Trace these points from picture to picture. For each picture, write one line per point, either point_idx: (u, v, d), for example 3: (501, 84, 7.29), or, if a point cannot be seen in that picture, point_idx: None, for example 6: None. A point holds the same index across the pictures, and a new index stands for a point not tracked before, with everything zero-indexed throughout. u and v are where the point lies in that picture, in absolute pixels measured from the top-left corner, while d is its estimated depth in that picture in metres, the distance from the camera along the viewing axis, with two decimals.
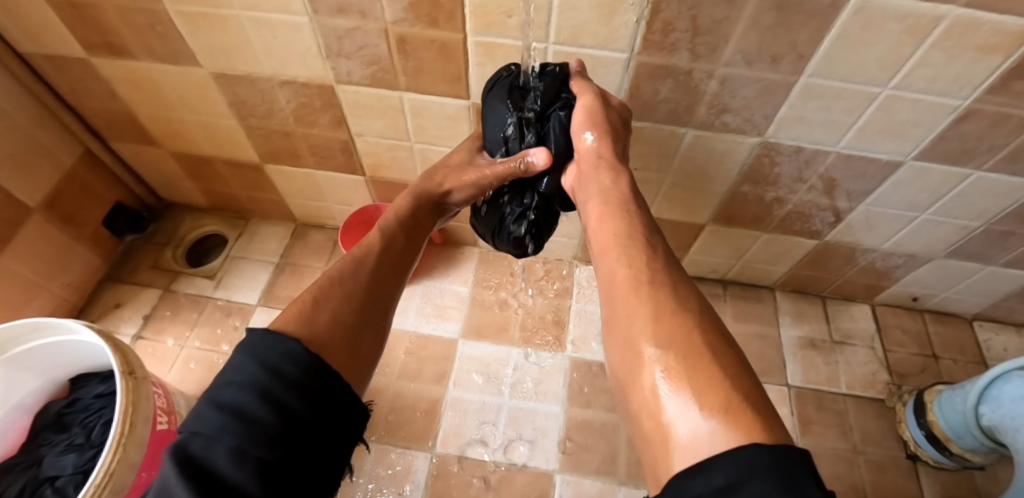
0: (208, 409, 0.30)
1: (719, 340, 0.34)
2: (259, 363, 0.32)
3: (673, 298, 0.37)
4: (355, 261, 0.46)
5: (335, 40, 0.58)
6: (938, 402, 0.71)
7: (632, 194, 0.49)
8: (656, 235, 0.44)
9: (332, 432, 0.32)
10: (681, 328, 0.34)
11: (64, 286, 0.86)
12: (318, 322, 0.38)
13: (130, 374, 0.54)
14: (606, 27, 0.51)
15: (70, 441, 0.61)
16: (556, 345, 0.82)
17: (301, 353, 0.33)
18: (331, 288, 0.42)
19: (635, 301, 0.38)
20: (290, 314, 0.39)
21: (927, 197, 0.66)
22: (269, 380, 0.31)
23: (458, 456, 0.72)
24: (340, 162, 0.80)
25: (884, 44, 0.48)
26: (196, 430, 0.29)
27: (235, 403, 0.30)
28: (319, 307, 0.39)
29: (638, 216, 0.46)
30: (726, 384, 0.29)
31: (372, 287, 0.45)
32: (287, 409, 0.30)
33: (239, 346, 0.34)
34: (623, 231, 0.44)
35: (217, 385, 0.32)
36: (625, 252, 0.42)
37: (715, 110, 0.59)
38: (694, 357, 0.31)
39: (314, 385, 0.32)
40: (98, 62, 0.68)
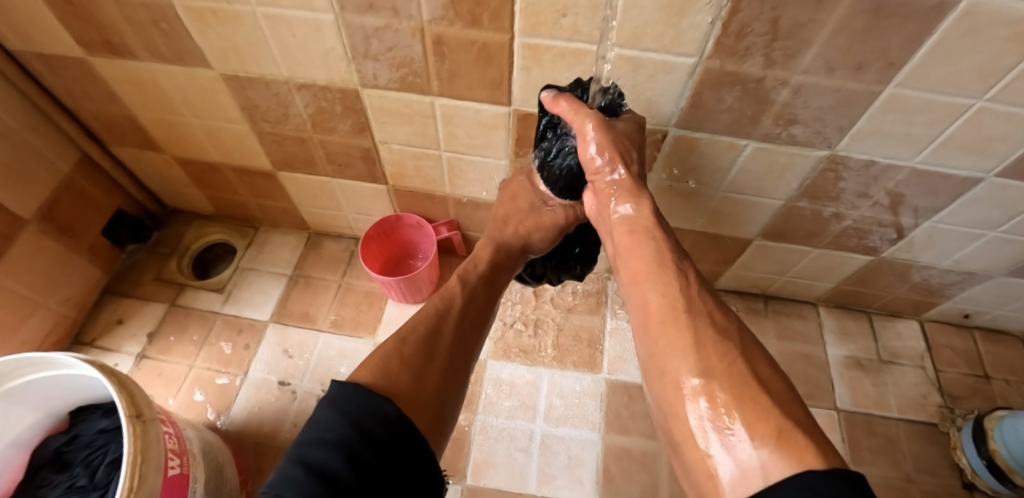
0: (294, 465, 0.31)
1: (768, 373, 0.32)
2: (351, 421, 0.33)
3: (714, 323, 0.36)
4: (440, 317, 0.48)
5: (362, 40, 0.52)
6: (1000, 429, 0.68)
7: (659, 219, 0.47)
8: (685, 258, 0.42)
9: None
10: (725, 357, 0.33)
11: (62, 302, 0.80)
12: (406, 378, 0.39)
13: (137, 417, 0.49)
14: (672, 29, 0.45)
15: (71, 483, 0.57)
16: (591, 366, 0.77)
17: (392, 416, 0.34)
18: (417, 341, 0.44)
19: (674, 329, 0.36)
20: (374, 364, 0.41)
21: (1001, 215, 0.60)
22: (358, 440, 0.32)
23: (490, 488, 0.68)
24: (360, 171, 0.74)
25: (986, 52, 0.41)
26: (279, 487, 0.30)
27: (323, 463, 0.31)
28: (405, 363, 0.41)
29: (668, 241, 0.44)
30: (783, 415, 0.28)
31: (455, 346, 0.46)
32: (371, 473, 0.31)
33: (326, 398, 0.36)
34: (649, 256, 0.42)
35: (304, 439, 0.33)
36: (656, 281, 0.40)
37: (782, 121, 0.54)
38: (745, 387, 0.30)
39: (396, 450, 0.33)
40: (96, 62, 0.62)
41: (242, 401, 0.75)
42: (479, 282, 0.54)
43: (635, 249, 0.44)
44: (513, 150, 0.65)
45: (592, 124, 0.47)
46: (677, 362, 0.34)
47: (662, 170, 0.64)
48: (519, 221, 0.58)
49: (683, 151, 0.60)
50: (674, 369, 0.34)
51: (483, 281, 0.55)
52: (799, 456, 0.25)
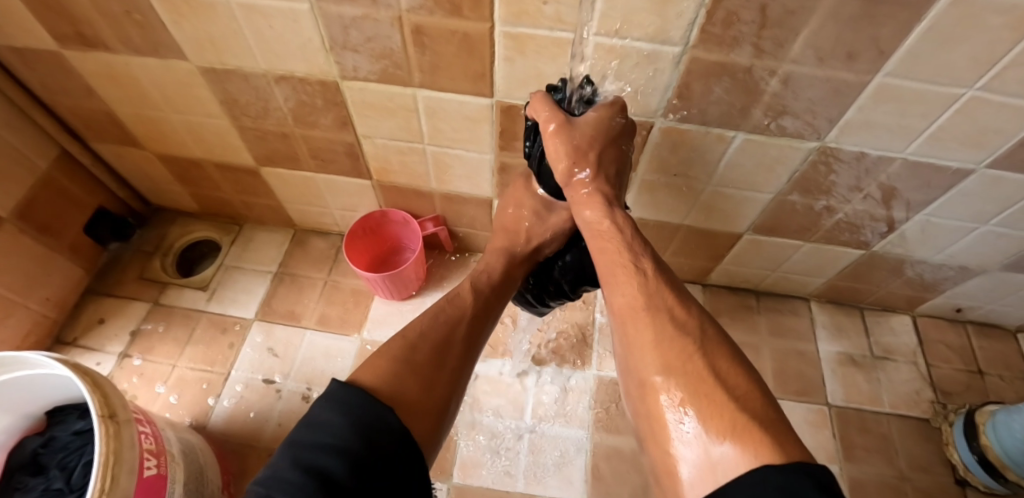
0: (293, 465, 0.30)
1: (727, 362, 0.33)
2: (356, 426, 0.32)
3: (675, 320, 0.36)
4: (451, 321, 0.46)
5: (341, 31, 0.50)
6: (994, 425, 0.67)
7: (626, 219, 0.47)
8: (648, 258, 0.43)
9: None
10: (681, 352, 0.33)
11: (43, 301, 0.78)
12: (412, 382, 0.38)
13: (110, 418, 0.47)
14: (657, 18, 0.43)
15: (47, 486, 0.55)
16: (580, 363, 0.76)
17: (399, 428, 0.33)
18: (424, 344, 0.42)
19: (638, 329, 0.37)
20: (378, 364, 0.39)
21: (994, 208, 0.59)
22: (361, 448, 0.31)
23: (478, 488, 0.67)
24: (344, 166, 0.72)
25: (978, 40, 0.40)
26: (276, 488, 0.29)
27: (325, 468, 0.29)
28: (413, 366, 0.39)
29: (635, 242, 0.45)
30: (734, 406, 0.29)
31: (463, 353, 0.45)
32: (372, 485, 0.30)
33: (329, 397, 0.34)
34: (614, 258, 0.43)
35: (304, 437, 0.32)
36: (620, 282, 0.41)
37: (772, 113, 0.52)
38: (701, 382, 0.31)
39: (399, 463, 0.32)
40: (70, 55, 0.60)
41: (226, 401, 0.74)
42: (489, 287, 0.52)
43: (602, 251, 0.45)
44: (498, 144, 0.63)
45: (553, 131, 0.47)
46: (640, 362, 0.35)
47: (651, 162, 0.63)
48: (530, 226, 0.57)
49: (672, 143, 0.59)
50: (639, 369, 0.35)
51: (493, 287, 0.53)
52: (748, 448, 0.26)
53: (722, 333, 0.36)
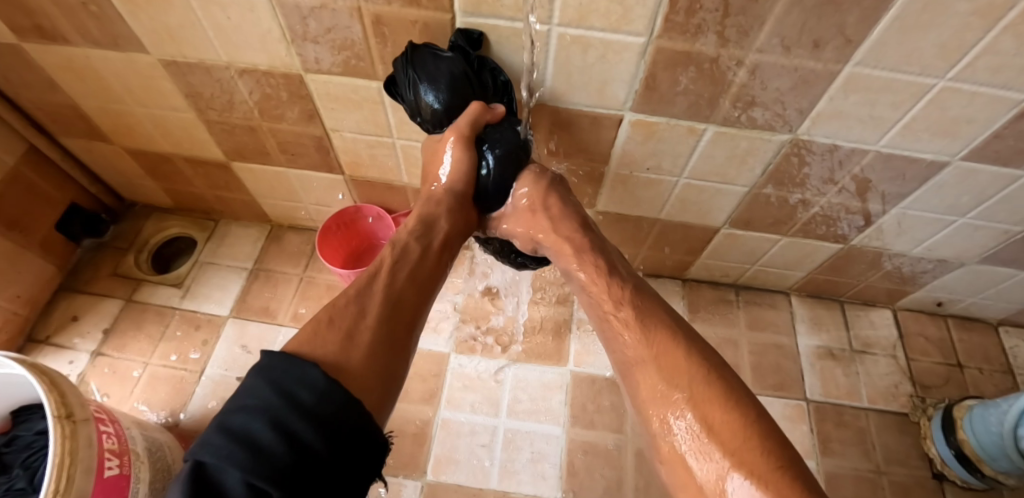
0: (215, 432, 0.28)
1: (723, 408, 0.34)
2: (277, 389, 0.30)
3: (665, 369, 0.38)
4: (376, 280, 0.44)
5: (299, 21, 0.49)
6: (970, 419, 0.66)
7: (606, 259, 0.49)
8: (629, 301, 0.44)
9: (352, 470, 0.30)
10: (674, 409, 0.36)
11: (13, 299, 0.77)
12: (330, 342, 0.36)
13: (67, 418, 0.47)
14: (618, 6, 0.42)
15: (9, 487, 0.55)
16: (557, 359, 0.76)
17: (319, 381, 0.31)
18: (348, 307, 0.40)
19: (636, 385, 0.40)
20: (304, 333, 0.37)
21: (970, 200, 0.59)
22: (283, 408, 0.29)
23: (450, 484, 0.66)
24: (315, 160, 0.71)
25: (947, 28, 0.39)
26: (201, 456, 0.27)
27: (243, 430, 0.28)
28: (332, 326, 0.38)
29: (615, 285, 0.46)
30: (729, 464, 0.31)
31: (389, 306, 0.43)
32: (295, 440, 0.27)
33: (256, 364, 0.33)
34: (605, 308, 0.45)
35: (228, 411, 0.30)
36: (617, 333, 0.43)
37: (741, 104, 0.51)
38: (697, 437, 0.34)
39: (331, 416, 0.30)
40: (30, 48, 0.59)
41: (199, 398, 0.73)
42: (416, 241, 0.49)
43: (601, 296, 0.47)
44: None
45: (451, 140, 0.49)
46: (645, 422, 0.38)
47: (623, 156, 0.62)
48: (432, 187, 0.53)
49: (642, 136, 0.58)
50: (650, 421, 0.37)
51: (422, 238, 0.49)
52: None
53: (710, 366, 0.37)
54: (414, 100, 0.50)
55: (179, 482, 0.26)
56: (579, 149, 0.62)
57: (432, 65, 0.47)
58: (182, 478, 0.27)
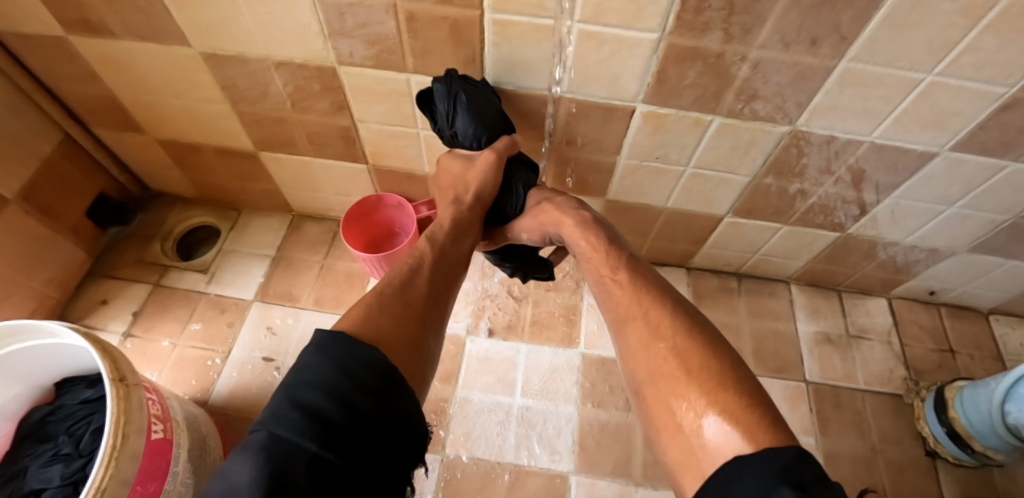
0: (284, 404, 0.33)
1: (699, 350, 0.37)
2: (340, 368, 0.35)
3: (649, 323, 0.41)
4: (417, 273, 0.49)
5: (336, 17, 0.53)
6: (960, 399, 0.70)
7: (603, 232, 0.52)
8: (623, 267, 0.48)
9: (398, 445, 0.35)
10: (658, 357, 0.38)
11: (45, 282, 0.81)
12: (384, 324, 0.42)
13: (120, 381, 0.50)
14: (633, 4, 0.46)
15: (55, 451, 0.58)
16: (567, 342, 0.80)
17: (376, 363, 0.37)
18: (393, 296, 0.45)
19: (623, 343, 0.42)
20: (355, 316, 0.42)
21: (958, 190, 0.62)
22: (346, 386, 0.34)
23: (467, 458, 0.70)
24: (340, 151, 0.75)
25: (932, 26, 0.43)
26: (272, 424, 0.32)
27: (311, 403, 0.33)
28: (383, 311, 0.43)
29: (610, 251, 0.50)
30: (711, 400, 0.33)
31: (430, 297, 0.48)
32: (358, 415, 0.33)
33: (313, 343, 0.38)
34: (598, 274, 0.49)
35: (292, 384, 0.35)
36: (610, 294, 0.46)
37: (744, 97, 0.55)
38: (677, 382, 0.36)
39: (384, 396, 0.35)
40: (76, 40, 0.63)
41: (226, 377, 0.77)
42: (448, 239, 0.55)
43: (597, 261, 0.50)
44: None
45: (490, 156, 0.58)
46: (629, 378, 0.40)
47: (633, 147, 0.66)
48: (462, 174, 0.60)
49: (651, 127, 0.62)
50: (631, 374, 0.40)
51: (456, 237, 0.55)
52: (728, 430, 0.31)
53: (696, 326, 0.40)
54: (450, 116, 0.58)
55: (252, 446, 0.30)
56: (593, 140, 0.66)
57: (474, 94, 0.56)
58: (254, 442, 0.30)
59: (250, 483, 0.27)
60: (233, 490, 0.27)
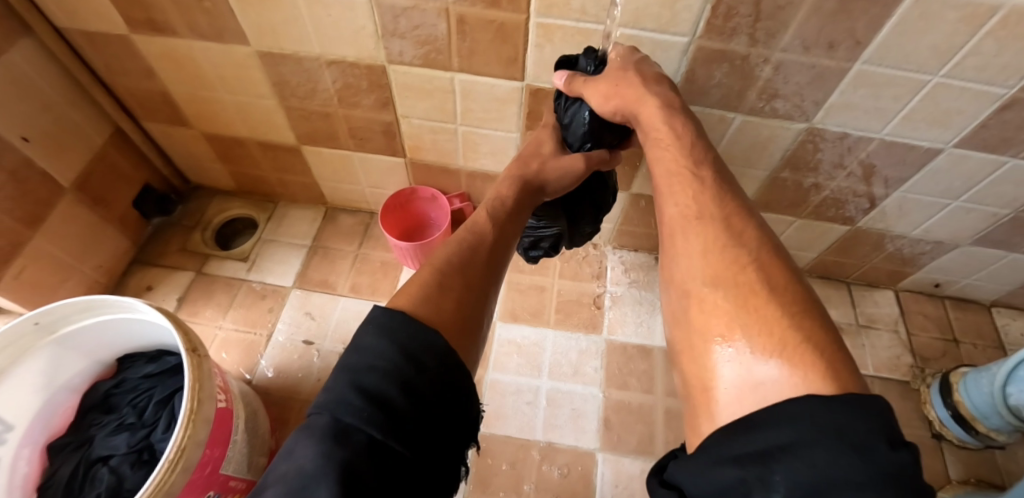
0: (346, 387, 0.28)
1: (777, 274, 0.32)
2: (402, 349, 0.31)
3: (729, 229, 0.36)
4: (476, 255, 0.44)
5: (391, 19, 0.58)
6: (964, 383, 0.74)
7: (689, 126, 0.46)
8: (706, 167, 0.42)
9: (459, 433, 0.32)
10: (736, 265, 0.33)
11: (95, 268, 0.86)
12: (445, 306, 0.37)
13: (193, 351, 0.54)
14: (668, 10, 0.51)
15: (121, 422, 0.62)
16: (592, 328, 0.84)
17: (442, 347, 0.32)
18: (451, 277, 0.40)
19: (691, 238, 0.37)
20: (414, 294, 0.37)
21: (962, 184, 0.67)
22: (410, 370, 0.30)
23: (499, 435, 0.74)
24: (380, 145, 0.80)
25: (938, 32, 0.48)
26: (333, 409, 0.27)
27: (377, 389, 0.28)
28: (445, 292, 0.38)
29: (693, 150, 0.44)
30: (786, 321, 0.29)
31: (487, 277, 0.43)
32: (424, 404, 0.29)
33: (372, 322, 0.33)
34: (668, 167, 0.43)
35: (349, 366, 0.30)
36: (672, 191, 0.41)
37: (765, 96, 0.60)
38: (748, 296, 0.31)
39: (448, 384, 0.31)
40: (138, 39, 0.67)
41: (268, 359, 0.81)
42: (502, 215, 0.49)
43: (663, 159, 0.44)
44: (522, 124, 0.71)
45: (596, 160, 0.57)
46: (686, 273, 0.36)
47: None
48: (548, 157, 0.57)
49: None
50: (690, 276, 0.35)
51: (511, 216, 0.50)
52: (798, 366, 0.26)
53: (780, 248, 0.36)
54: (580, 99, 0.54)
55: (316, 432, 0.26)
56: None
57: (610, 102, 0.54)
58: (317, 427, 0.27)
59: (323, 474, 0.23)
60: (300, 482, 0.24)
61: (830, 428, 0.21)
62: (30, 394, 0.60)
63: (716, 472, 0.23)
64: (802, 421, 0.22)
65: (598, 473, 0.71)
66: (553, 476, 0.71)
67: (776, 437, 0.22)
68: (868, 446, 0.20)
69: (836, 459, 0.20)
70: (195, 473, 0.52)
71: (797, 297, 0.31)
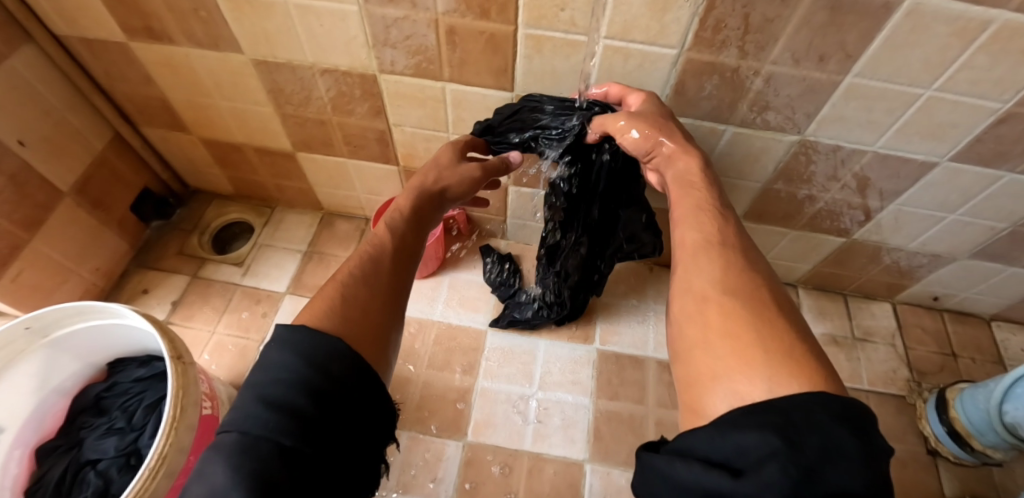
0: (255, 404, 0.29)
1: (785, 299, 0.36)
2: (306, 359, 0.31)
3: (745, 255, 0.40)
4: (381, 265, 0.44)
5: (383, 29, 0.58)
6: (960, 399, 0.73)
7: (714, 176, 0.49)
8: (731, 209, 0.45)
9: (375, 424, 0.33)
10: (751, 282, 0.36)
11: (92, 271, 0.87)
12: (348, 319, 0.37)
13: (178, 359, 0.55)
14: (657, 22, 0.51)
15: (110, 425, 0.63)
16: (584, 337, 0.84)
17: (347, 353, 0.33)
18: (355, 288, 0.41)
19: (704, 261, 0.39)
20: (316, 310, 0.38)
21: (958, 198, 0.66)
22: (316, 377, 0.30)
23: (487, 444, 0.74)
24: (374, 152, 0.81)
25: (931, 46, 0.48)
26: (243, 425, 0.28)
27: (285, 400, 0.29)
28: (348, 305, 0.39)
29: (718, 194, 0.47)
30: (794, 335, 0.32)
31: (394, 290, 0.44)
32: (335, 407, 0.30)
33: (276, 340, 0.33)
34: (694, 199, 0.45)
35: (258, 382, 0.31)
36: (697, 220, 0.43)
37: (757, 108, 0.60)
38: (763, 307, 0.34)
39: (355, 384, 0.32)
40: (136, 46, 0.68)
41: None
42: (408, 227, 0.50)
43: (685, 193, 0.47)
44: None
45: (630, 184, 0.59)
46: (703, 281, 0.37)
47: None
48: (442, 169, 0.57)
49: None
50: (701, 285, 0.37)
51: (415, 226, 0.51)
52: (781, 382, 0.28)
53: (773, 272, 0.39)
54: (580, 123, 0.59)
55: (226, 449, 0.27)
56: None
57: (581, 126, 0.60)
58: (227, 444, 0.27)
59: (228, 489, 0.25)
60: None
61: (837, 410, 0.25)
62: (22, 396, 0.61)
63: (739, 437, 0.24)
64: (816, 406, 0.25)
65: (586, 484, 0.71)
66: (542, 487, 0.71)
67: (794, 414, 0.25)
68: (863, 432, 0.24)
69: (843, 436, 0.23)
70: (178, 479, 0.52)
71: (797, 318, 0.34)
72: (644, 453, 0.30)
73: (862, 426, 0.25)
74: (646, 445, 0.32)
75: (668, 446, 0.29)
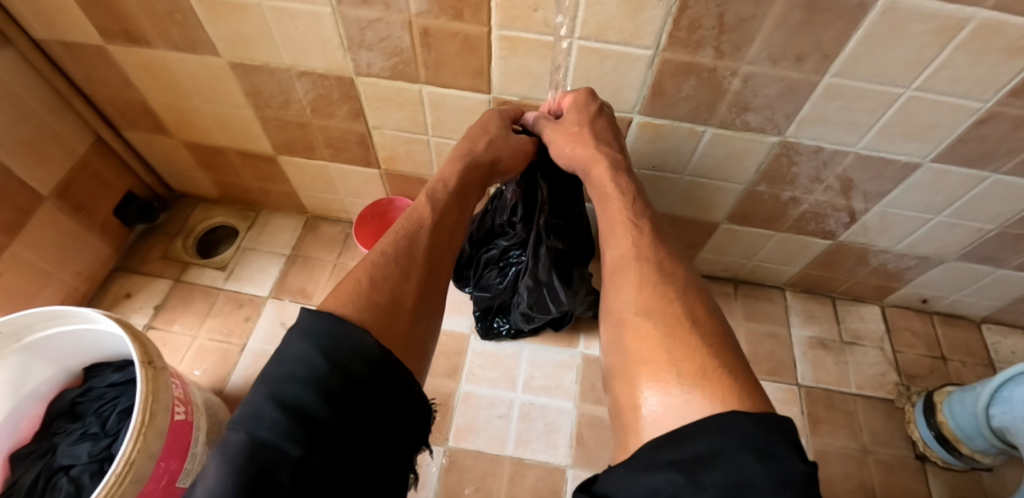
0: (266, 401, 0.27)
1: (703, 312, 0.34)
2: (327, 355, 0.30)
3: (661, 270, 0.38)
4: (416, 247, 0.43)
5: (357, 31, 0.57)
6: (948, 401, 0.72)
7: (633, 185, 0.48)
8: (647, 219, 0.44)
9: (392, 435, 0.31)
10: (665, 300, 0.35)
11: (74, 275, 0.86)
12: (377, 308, 0.36)
13: (149, 363, 0.54)
14: (631, 22, 0.50)
15: (84, 431, 0.62)
16: (569, 342, 0.83)
17: (371, 351, 0.31)
18: (382, 271, 0.40)
19: (624, 280, 0.38)
20: (343, 295, 0.36)
21: (943, 199, 0.65)
22: (335, 378, 0.29)
23: (469, 450, 0.73)
24: (356, 155, 0.80)
25: (909, 45, 0.47)
26: (252, 423, 0.26)
27: (299, 401, 0.27)
28: (375, 290, 0.37)
29: (636, 205, 0.45)
30: (705, 351, 0.30)
31: (425, 275, 0.43)
32: (350, 413, 0.28)
33: (298, 329, 0.32)
34: (612, 213, 0.45)
35: (275, 377, 0.29)
36: (614, 236, 0.43)
37: (736, 108, 0.59)
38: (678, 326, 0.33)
39: (376, 392, 0.30)
40: (114, 49, 0.68)
41: (242, 369, 0.82)
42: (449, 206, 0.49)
43: (603, 206, 0.46)
44: None
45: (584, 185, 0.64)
46: (622, 303, 0.37)
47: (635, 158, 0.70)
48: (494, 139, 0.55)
49: (649, 137, 0.66)
50: (621, 307, 0.37)
51: (454, 204, 0.50)
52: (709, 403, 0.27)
53: (705, 291, 0.37)
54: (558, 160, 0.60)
55: (229, 449, 0.25)
56: None
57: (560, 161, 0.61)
58: (231, 444, 0.25)
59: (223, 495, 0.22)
60: None
61: (749, 437, 0.23)
62: None
63: (647, 480, 0.24)
64: (730, 433, 0.24)
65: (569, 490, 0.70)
66: (523, 494, 0.70)
67: (704, 446, 0.24)
68: (778, 453, 0.22)
69: (747, 465, 0.22)
70: (149, 484, 0.52)
71: (719, 332, 0.33)
72: (575, 495, 0.28)
73: (778, 456, 0.22)
74: (580, 484, 0.29)
75: (596, 487, 0.28)
